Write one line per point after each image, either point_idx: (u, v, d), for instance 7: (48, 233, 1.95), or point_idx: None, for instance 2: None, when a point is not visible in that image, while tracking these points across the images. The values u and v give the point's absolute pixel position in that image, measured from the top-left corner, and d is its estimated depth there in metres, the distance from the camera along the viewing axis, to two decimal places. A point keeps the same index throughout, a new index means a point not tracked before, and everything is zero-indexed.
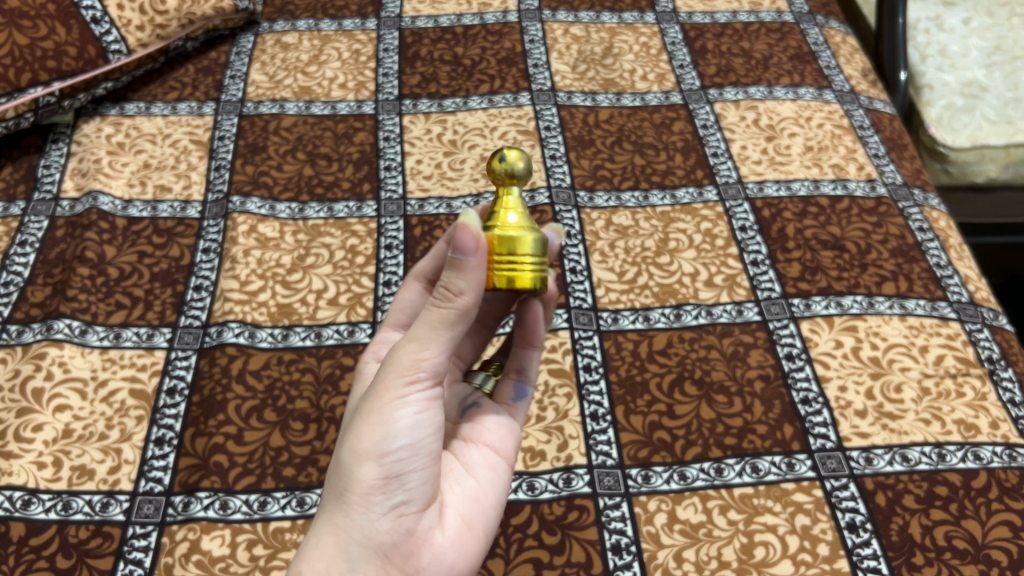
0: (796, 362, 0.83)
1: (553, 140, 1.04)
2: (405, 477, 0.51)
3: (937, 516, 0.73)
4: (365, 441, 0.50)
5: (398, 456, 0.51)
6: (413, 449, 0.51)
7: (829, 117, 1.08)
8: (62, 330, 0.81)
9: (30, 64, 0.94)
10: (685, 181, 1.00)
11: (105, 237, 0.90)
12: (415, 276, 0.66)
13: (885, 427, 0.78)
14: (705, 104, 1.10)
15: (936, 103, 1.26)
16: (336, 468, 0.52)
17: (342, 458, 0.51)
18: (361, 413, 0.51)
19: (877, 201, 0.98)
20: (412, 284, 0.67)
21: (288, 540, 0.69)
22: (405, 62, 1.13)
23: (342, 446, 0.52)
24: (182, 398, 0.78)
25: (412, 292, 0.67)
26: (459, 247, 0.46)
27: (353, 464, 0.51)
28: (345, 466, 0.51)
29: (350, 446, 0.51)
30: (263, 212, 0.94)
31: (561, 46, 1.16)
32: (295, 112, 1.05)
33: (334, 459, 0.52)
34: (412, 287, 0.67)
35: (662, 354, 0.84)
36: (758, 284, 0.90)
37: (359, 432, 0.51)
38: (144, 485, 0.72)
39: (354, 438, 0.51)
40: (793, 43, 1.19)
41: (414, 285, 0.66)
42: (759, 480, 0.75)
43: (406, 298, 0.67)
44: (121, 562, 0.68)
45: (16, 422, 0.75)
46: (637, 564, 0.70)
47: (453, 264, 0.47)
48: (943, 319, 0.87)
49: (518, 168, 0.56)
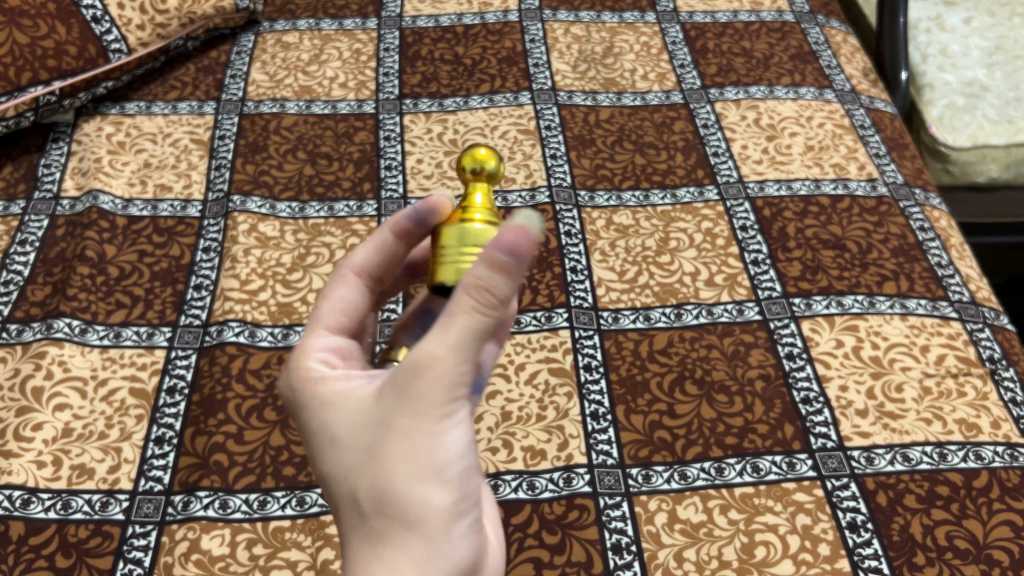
0: (797, 362, 0.83)
1: (554, 139, 1.04)
2: (472, 488, 0.47)
3: (938, 516, 0.73)
4: (429, 463, 0.45)
5: (462, 470, 0.46)
6: (471, 456, 0.47)
7: (830, 117, 1.08)
8: (62, 329, 0.81)
9: (31, 63, 0.94)
10: (685, 181, 1.00)
11: (105, 236, 0.90)
12: (350, 269, 0.56)
13: (886, 427, 0.78)
14: (706, 104, 1.09)
15: (937, 103, 1.26)
16: (390, 500, 0.45)
17: (394, 489, 0.45)
18: (410, 436, 0.45)
19: (878, 200, 0.98)
20: (350, 280, 0.56)
21: (288, 539, 0.69)
22: (406, 62, 1.13)
23: (390, 476, 0.45)
24: (182, 398, 0.78)
25: (352, 290, 0.56)
26: (509, 251, 0.42)
27: (419, 491, 0.45)
28: (407, 497, 0.45)
29: (408, 474, 0.45)
30: (263, 212, 0.94)
31: (562, 46, 1.16)
32: (295, 111, 1.05)
33: (377, 491, 0.45)
34: (349, 283, 0.56)
35: (663, 354, 0.83)
36: (758, 283, 0.90)
37: (418, 456, 0.45)
38: (144, 484, 0.72)
39: (413, 464, 0.45)
40: (794, 43, 1.18)
41: (353, 280, 0.56)
42: (760, 479, 0.75)
43: (343, 297, 0.55)
44: (121, 561, 0.68)
45: (15, 421, 0.75)
46: (637, 564, 0.69)
47: (501, 267, 0.42)
48: (944, 319, 0.87)
49: (488, 165, 0.53)
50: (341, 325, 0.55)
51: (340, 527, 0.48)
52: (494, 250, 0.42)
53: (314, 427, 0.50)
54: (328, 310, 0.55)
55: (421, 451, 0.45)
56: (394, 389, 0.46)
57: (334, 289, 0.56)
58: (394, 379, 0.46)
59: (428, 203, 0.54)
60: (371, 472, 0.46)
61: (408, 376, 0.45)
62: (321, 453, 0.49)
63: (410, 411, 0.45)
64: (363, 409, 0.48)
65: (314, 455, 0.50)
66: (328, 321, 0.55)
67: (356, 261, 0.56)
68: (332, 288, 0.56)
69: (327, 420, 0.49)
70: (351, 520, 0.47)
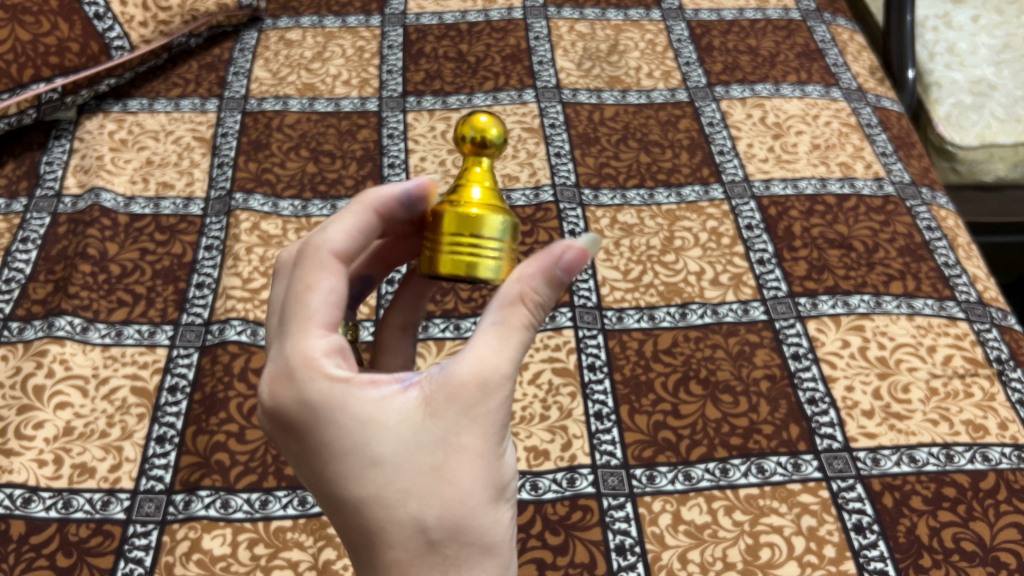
0: (802, 362, 0.83)
1: (557, 138, 1.03)
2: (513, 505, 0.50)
3: (945, 517, 0.72)
4: (497, 484, 0.47)
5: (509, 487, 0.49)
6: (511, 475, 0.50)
7: (836, 115, 1.07)
8: (63, 328, 0.81)
9: (33, 60, 0.94)
10: (690, 180, 0.99)
11: (107, 233, 0.89)
12: (333, 253, 0.52)
13: (892, 428, 0.78)
14: (711, 102, 1.09)
15: (944, 101, 1.25)
16: (466, 523, 0.46)
17: (470, 512, 0.46)
18: (479, 457, 0.46)
19: (884, 200, 0.97)
20: (335, 266, 0.52)
21: (289, 539, 0.69)
22: (409, 59, 1.13)
23: (465, 498, 0.46)
24: (183, 396, 0.78)
25: (340, 278, 0.52)
26: (567, 269, 0.49)
27: (491, 512, 0.47)
28: (481, 518, 0.46)
29: (481, 494, 0.46)
30: (265, 210, 0.93)
31: (566, 43, 1.16)
32: (298, 109, 1.05)
33: (453, 514, 0.46)
34: (334, 270, 0.52)
35: (667, 353, 0.83)
36: (764, 283, 0.89)
37: (489, 477, 0.47)
38: (145, 483, 0.72)
39: (486, 485, 0.46)
40: (800, 41, 1.18)
41: (338, 266, 0.52)
42: (764, 481, 0.74)
43: (333, 286, 0.51)
44: (122, 560, 0.68)
45: (16, 419, 0.74)
46: (641, 565, 0.69)
47: (556, 284, 0.49)
48: (951, 319, 0.86)
49: (494, 141, 0.52)
50: (333, 320, 0.51)
51: (384, 555, 0.46)
52: (556, 268, 0.48)
53: (343, 447, 0.47)
54: (321, 304, 0.50)
55: (490, 471, 0.47)
56: (454, 407, 0.46)
57: (319, 278, 0.51)
58: (450, 396, 0.46)
59: (418, 185, 0.55)
60: (441, 494, 0.46)
61: (473, 397, 0.46)
62: (359, 475, 0.46)
63: (479, 432, 0.46)
64: (409, 426, 0.46)
65: (343, 479, 0.47)
66: (321, 317, 0.50)
67: (337, 244, 0.52)
68: (312, 275, 0.51)
69: (366, 439, 0.46)
70: (410, 546, 0.46)
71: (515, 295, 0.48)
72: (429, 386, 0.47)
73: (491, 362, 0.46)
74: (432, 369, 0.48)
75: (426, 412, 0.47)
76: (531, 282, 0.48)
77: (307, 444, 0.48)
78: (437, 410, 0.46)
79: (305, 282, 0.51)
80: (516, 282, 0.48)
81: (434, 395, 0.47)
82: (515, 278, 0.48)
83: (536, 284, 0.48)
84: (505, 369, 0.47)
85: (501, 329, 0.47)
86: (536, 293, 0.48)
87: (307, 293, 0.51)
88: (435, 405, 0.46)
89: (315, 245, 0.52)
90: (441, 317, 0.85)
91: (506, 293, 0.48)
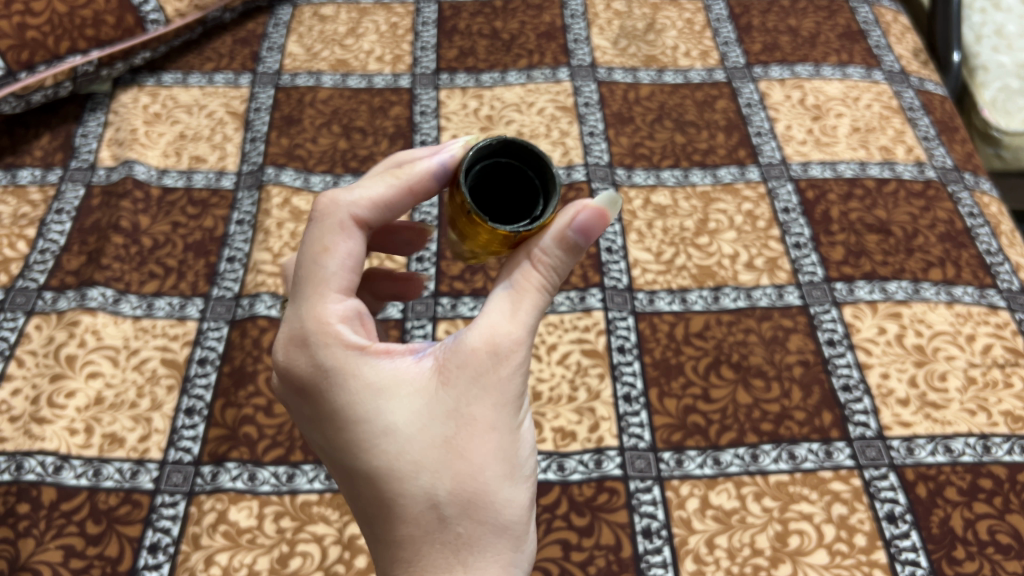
0: (837, 348, 0.81)
1: (591, 117, 1.02)
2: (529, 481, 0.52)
3: (980, 509, 0.71)
4: (511, 460, 0.49)
5: (525, 464, 0.51)
6: (525, 451, 0.52)
7: (877, 97, 1.05)
8: (95, 299, 0.81)
9: (69, 32, 0.95)
10: (726, 161, 0.98)
11: (139, 206, 0.90)
12: (355, 216, 0.52)
13: (928, 417, 0.76)
14: (750, 82, 1.07)
15: (990, 85, 1.22)
16: (477, 498, 0.48)
17: (483, 487, 0.48)
18: (491, 430, 0.48)
19: (926, 184, 0.95)
20: (355, 229, 0.52)
21: (315, 513, 0.69)
22: (442, 36, 1.12)
23: (477, 473, 0.48)
24: (213, 368, 0.78)
25: (358, 244, 0.52)
26: (582, 230, 0.48)
27: (504, 487, 0.49)
28: (494, 494, 0.48)
29: (493, 470, 0.48)
30: (297, 185, 0.93)
31: (602, 22, 1.14)
32: (330, 84, 1.04)
33: (464, 487, 0.47)
34: (353, 235, 0.52)
35: (699, 337, 0.82)
36: (800, 267, 0.88)
37: (501, 451, 0.48)
38: (174, 454, 0.72)
39: (499, 460, 0.48)
40: (842, 22, 1.15)
41: (358, 230, 0.52)
42: (795, 467, 0.73)
43: (350, 251, 0.52)
44: (150, 529, 0.68)
45: (49, 388, 0.75)
46: (668, 549, 0.68)
47: (572, 249, 0.48)
48: (991, 308, 0.84)
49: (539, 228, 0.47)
50: (347, 286, 0.52)
51: (396, 529, 0.48)
52: (569, 229, 0.48)
53: (356, 415, 0.48)
54: (338, 269, 0.51)
55: (503, 445, 0.48)
56: (466, 376, 0.48)
57: (337, 242, 0.51)
58: (462, 365, 0.48)
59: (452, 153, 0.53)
60: (454, 469, 0.47)
61: (485, 365, 0.48)
62: (371, 444, 0.48)
63: (490, 402, 0.48)
64: (422, 396, 0.48)
65: (356, 449, 0.48)
66: (336, 282, 0.51)
67: (359, 208, 0.52)
68: (336, 243, 0.51)
69: (379, 408, 0.48)
70: (423, 521, 0.48)
71: (528, 259, 0.48)
72: (441, 356, 0.49)
73: (504, 330, 0.48)
74: (447, 340, 0.50)
75: (437, 381, 0.48)
76: (547, 249, 0.48)
77: (320, 411, 0.50)
78: (449, 380, 0.48)
79: (324, 244, 0.51)
80: (534, 244, 0.48)
81: (446, 364, 0.49)
82: (535, 239, 0.49)
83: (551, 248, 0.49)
84: (517, 337, 0.48)
85: (512, 295, 0.49)
86: (549, 258, 0.48)
87: (324, 255, 0.51)
88: (448, 375, 0.48)
89: (335, 207, 0.52)
90: (470, 295, 0.84)
91: (522, 259, 0.49)
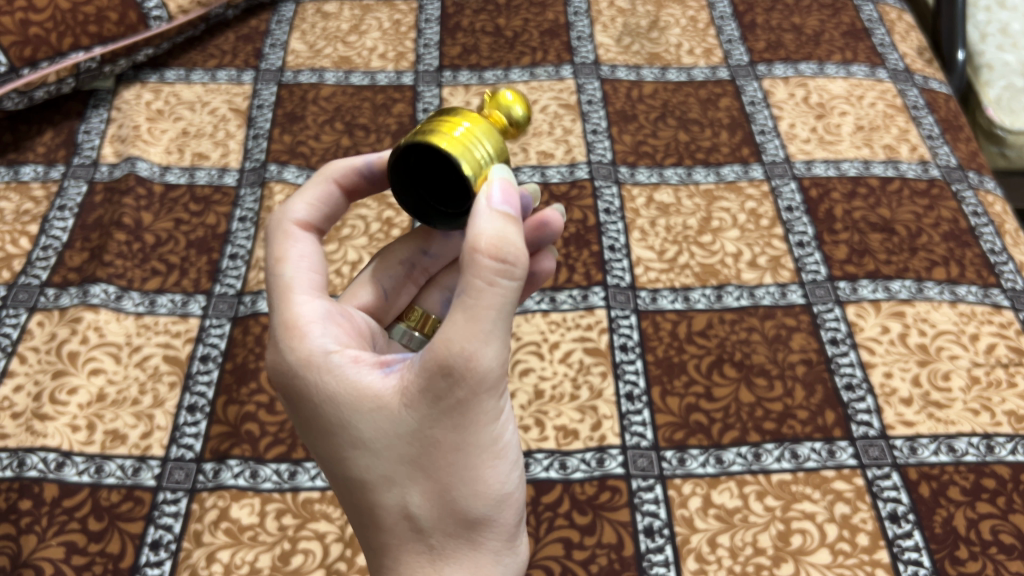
0: (840, 347, 0.81)
1: (595, 114, 1.02)
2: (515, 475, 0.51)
3: (984, 509, 0.70)
4: (482, 473, 0.48)
5: (507, 471, 0.50)
6: (510, 457, 0.50)
7: (882, 96, 1.04)
8: (98, 295, 0.81)
9: (72, 28, 0.95)
10: (730, 159, 0.98)
11: (142, 203, 0.90)
12: (297, 222, 0.56)
13: (931, 416, 0.76)
14: (753, 80, 1.06)
15: (994, 84, 1.22)
16: (448, 511, 0.48)
17: (453, 501, 0.48)
18: (456, 451, 0.47)
19: (929, 183, 0.95)
20: (301, 234, 0.56)
21: (317, 511, 0.69)
22: (446, 33, 1.11)
23: (445, 489, 0.48)
24: (215, 366, 0.78)
25: (307, 242, 0.55)
26: (504, 205, 0.44)
27: (477, 501, 0.49)
28: (466, 507, 0.49)
29: (462, 486, 0.48)
30: (299, 182, 0.93)
31: (606, 19, 1.14)
32: (333, 81, 1.04)
33: (435, 502, 0.48)
34: (299, 237, 0.55)
35: (701, 335, 0.81)
36: (803, 266, 0.87)
37: (469, 467, 0.48)
38: (176, 451, 0.72)
39: (467, 477, 0.48)
40: (846, 20, 1.14)
41: (303, 233, 0.56)
42: (798, 466, 0.73)
43: (301, 252, 0.54)
44: (151, 526, 0.68)
45: (51, 384, 0.75)
46: (670, 548, 0.68)
47: (509, 225, 0.44)
48: (995, 307, 0.84)
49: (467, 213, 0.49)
50: (313, 284, 0.53)
51: (377, 534, 0.50)
52: (491, 208, 0.44)
53: (327, 428, 0.48)
54: (296, 273, 0.53)
55: (471, 461, 0.48)
56: (425, 400, 0.45)
57: (287, 248, 0.54)
58: (422, 387, 0.45)
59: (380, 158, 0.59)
60: (422, 485, 0.48)
61: (443, 390, 0.44)
62: (344, 457, 0.48)
63: (454, 425, 0.46)
64: (386, 415, 0.47)
65: (332, 457, 0.49)
66: (299, 283, 0.52)
67: (298, 214, 0.56)
68: (288, 251, 0.54)
69: (346, 423, 0.48)
70: (398, 530, 0.49)
71: (470, 250, 0.43)
72: (407, 371, 0.47)
73: (456, 346, 0.43)
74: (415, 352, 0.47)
75: (402, 400, 0.46)
76: (491, 234, 0.43)
77: (299, 416, 0.50)
78: (411, 402, 0.46)
79: (275, 255, 0.54)
80: (469, 231, 0.43)
81: (410, 382, 0.46)
82: (470, 226, 0.43)
83: (495, 229, 0.43)
84: (473, 352, 0.43)
85: (465, 306, 0.43)
86: (495, 242, 0.42)
87: (277, 264, 0.53)
88: (411, 397, 0.46)
89: (280, 218, 0.56)
90: None
91: (464, 250, 0.43)
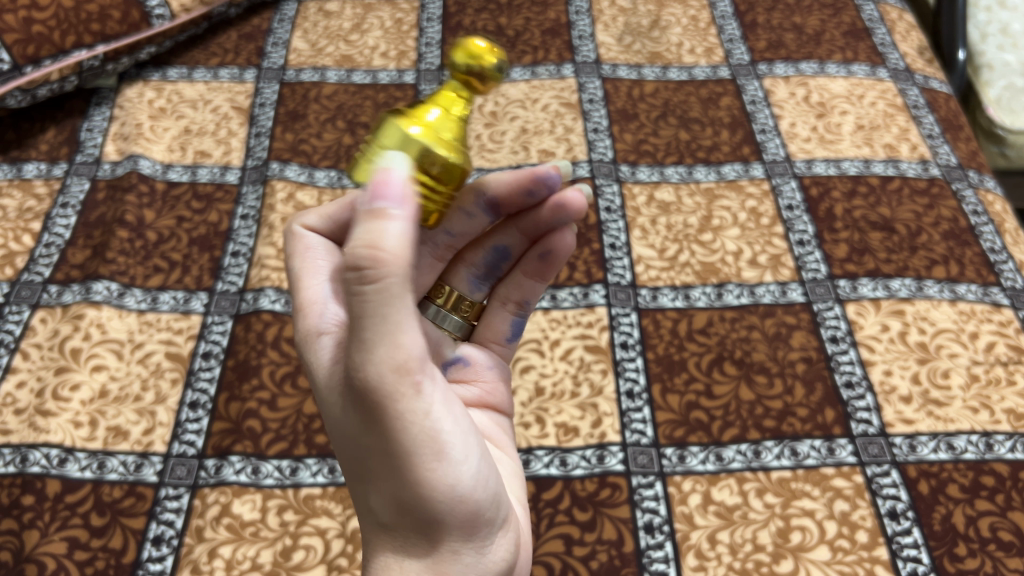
0: (840, 345, 0.81)
1: (596, 113, 1.02)
2: (476, 484, 0.47)
3: (982, 506, 0.71)
4: (415, 478, 0.45)
5: (454, 477, 0.46)
6: (458, 464, 0.46)
7: (882, 95, 1.05)
8: (100, 292, 0.82)
9: (75, 27, 0.95)
10: (731, 158, 0.98)
11: (144, 201, 0.90)
12: (307, 225, 0.59)
13: (930, 414, 0.76)
14: (754, 79, 1.07)
15: (995, 84, 1.22)
16: (396, 512, 0.47)
17: (396, 501, 0.47)
18: (383, 450, 0.45)
19: (929, 182, 0.95)
20: (308, 236, 0.59)
21: (318, 506, 0.70)
22: (447, 32, 1.12)
23: (387, 488, 0.47)
24: (216, 362, 0.78)
25: (313, 240, 0.59)
26: (381, 197, 0.40)
27: (417, 505, 0.46)
28: (410, 510, 0.46)
29: (399, 488, 0.46)
30: (301, 179, 0.93)
31: (607, 18, 1.14)
32: (335, 80, 1.05)
33: (383, 500, 0.47)
34: (309, 237, 0.59)
35: (701, 333, 0.82)
36: (803, 264, 0.88)
37: (399, 470, 0.45)
38: (178, 447, 0.73)
39: (401, 479, 0.45)
40: (847, 19, 1.15)
41: (311, 235, 0.59)
42: (797, 464, 0.73)
43: (309, 246, 0.58)
44: (153, 522, 0.69)
45: (54, 381, 0.75)
46: (670, 545, 0.69)
47: (378, 217, 0.40)
48: (995, 306, 0.84)
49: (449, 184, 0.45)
50: (322, 268, 0.57)
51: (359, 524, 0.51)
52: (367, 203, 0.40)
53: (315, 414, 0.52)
54: (304, 262, 0.57)
55: (399, 464, 0.45)
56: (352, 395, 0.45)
57: (297, 244, 0.58)
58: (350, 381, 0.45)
59: None
60: (371, 482, 0.47)
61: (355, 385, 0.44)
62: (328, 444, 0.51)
63: (375, 424, 0.44)
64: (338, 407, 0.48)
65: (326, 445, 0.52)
66: (308, 269, 0.57)
67: (308, 221, 0.59)
68: (299, 246, 0.58)
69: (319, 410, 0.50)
70: (368, 525, 0.50)
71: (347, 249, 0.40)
72: None
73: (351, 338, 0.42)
74: None
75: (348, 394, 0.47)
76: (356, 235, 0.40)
77: None
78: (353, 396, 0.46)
79: (290, 251, 0.59)
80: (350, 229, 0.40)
81: None
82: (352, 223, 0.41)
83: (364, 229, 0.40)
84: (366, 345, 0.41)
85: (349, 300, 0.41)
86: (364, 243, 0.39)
87: (291, 259, 0.58)
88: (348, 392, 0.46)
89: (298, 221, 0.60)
90: None
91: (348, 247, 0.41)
